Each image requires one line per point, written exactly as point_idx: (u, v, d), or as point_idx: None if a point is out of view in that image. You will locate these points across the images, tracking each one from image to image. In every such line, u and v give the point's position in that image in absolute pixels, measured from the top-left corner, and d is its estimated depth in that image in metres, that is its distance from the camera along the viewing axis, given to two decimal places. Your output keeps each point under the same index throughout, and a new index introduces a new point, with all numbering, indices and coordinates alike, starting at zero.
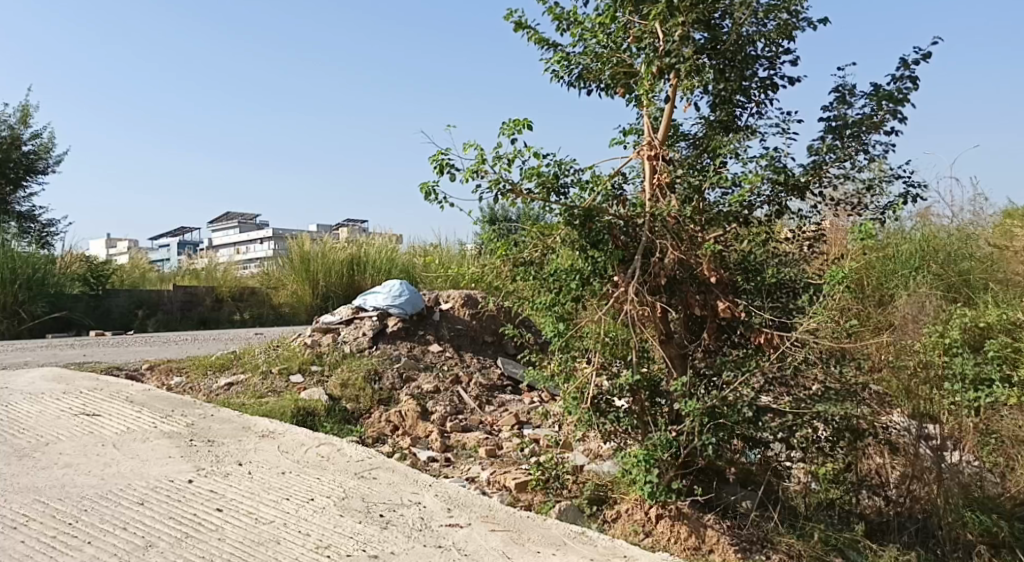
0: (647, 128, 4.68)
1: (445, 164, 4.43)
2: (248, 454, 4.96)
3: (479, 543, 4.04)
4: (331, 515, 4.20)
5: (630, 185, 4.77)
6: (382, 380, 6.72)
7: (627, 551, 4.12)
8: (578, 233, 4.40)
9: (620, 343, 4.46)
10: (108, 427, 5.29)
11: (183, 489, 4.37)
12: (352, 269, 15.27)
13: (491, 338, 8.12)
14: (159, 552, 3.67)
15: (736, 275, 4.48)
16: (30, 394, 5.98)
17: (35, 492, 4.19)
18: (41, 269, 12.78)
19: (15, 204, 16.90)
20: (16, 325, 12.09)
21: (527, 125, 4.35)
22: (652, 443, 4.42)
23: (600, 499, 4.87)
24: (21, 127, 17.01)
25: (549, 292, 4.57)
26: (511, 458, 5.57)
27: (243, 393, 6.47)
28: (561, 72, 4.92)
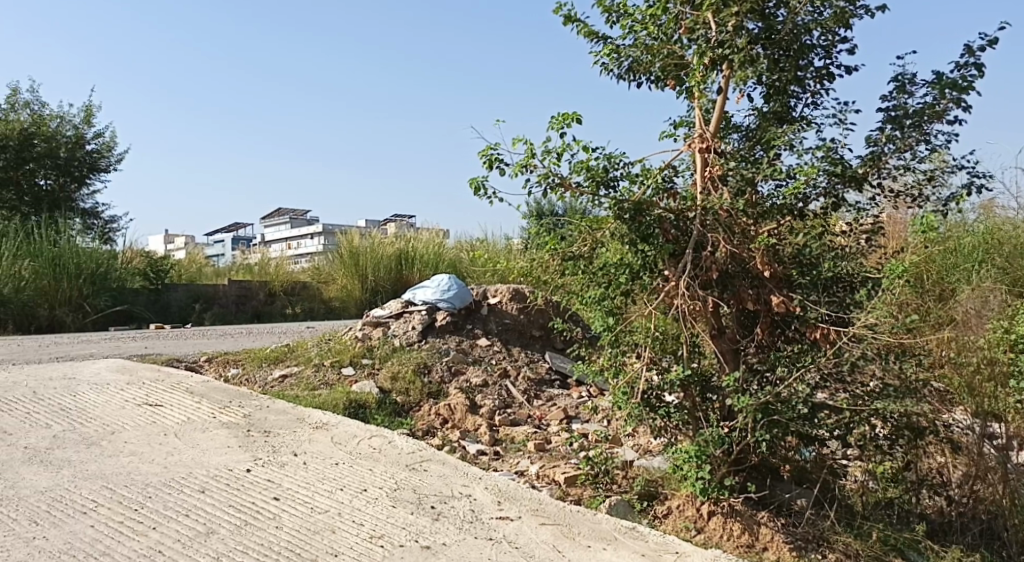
0: (699, 120, 4.67)
1: (494, 159, 4.45)
2: (302, 445, 5.04)
3: (530, 537, 4.05)
4: (384, 506, 4.25)
5: (680, 178, 4.74)
6: (432, 373, 6.78)
7: (679, 547, 4.09)
8: (627, 227, 4.38)
9: (670, 338, 4.50)
10: (169, 417, 5.43)
11: (242, 478, 4.47)
12: (401, 264, 15.47)
13: (539, 333, 8.06)
14: (220, 539, 3.75)
15: (790, 270, 4.39)
16: (96, 384, 6.17)
17: (102, 479, 4.32)
18: (104, 264, 13.11)
19: (80, 201, 17.43)
20: (81, 318, 12.45)
21: (576, 118, 4.35)
22: (704, 439, 4.40)
23: (650, 494, 4.83)
24: (85, 127, 17.50)
25: (599, 286, 4.57)
26: (560, 453, 5.56)
27: (296, 385, 6.58)
28: (610, 65, 4.90)
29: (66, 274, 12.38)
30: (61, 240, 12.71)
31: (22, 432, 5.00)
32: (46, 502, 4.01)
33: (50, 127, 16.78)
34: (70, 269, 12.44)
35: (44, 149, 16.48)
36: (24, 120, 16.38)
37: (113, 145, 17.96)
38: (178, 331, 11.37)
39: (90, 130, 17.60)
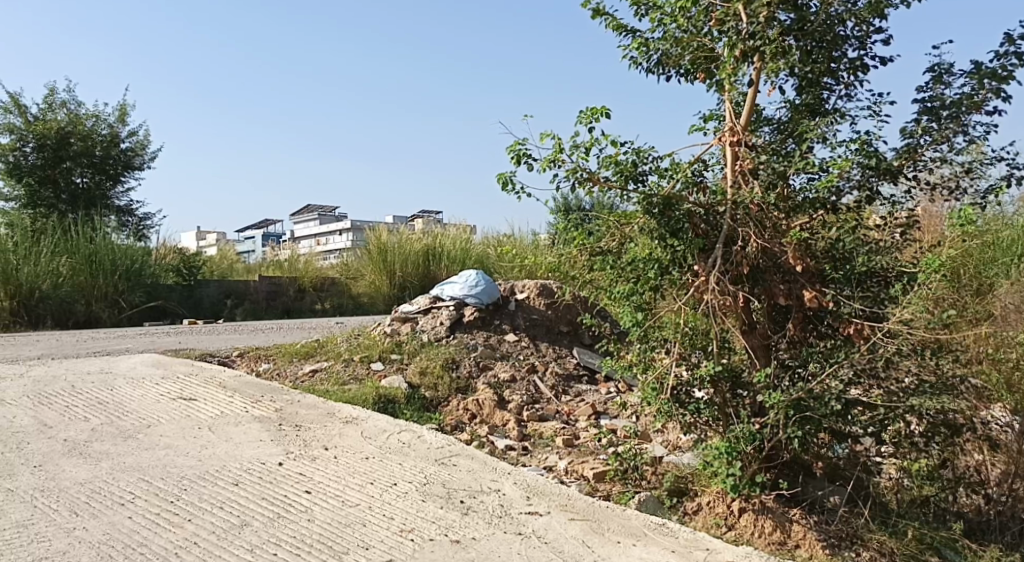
0: (729, 114, 4.62)
1: (522, 154, 4.44)
2: (333, 439, 5.08)
3: (559, 532, 4.05)
4: (414, 500, 4.27)
5: (710, 172, 4.70)
6: (460, 368, 6.80)
7: (710, 544, 4.07)
8: (657, 222, 4.40)
9: (699, 333, 4.43)
10: (203, 411, 5.50)
11: (274, 471, 4.51)
12: (428, 260, 15.49)
13: (566, 328, 8.04)
14: (254, 531, 3.80)
15: (824, 264, 4.37)
16: (132, 378, 6.26)
17: (139, 471, 4.39)
18: (139, 260, 13.29)
19: (115, 198, 17.70)
20: (116, 313, 12.64)
21: (604, 112, 4.33)
22: (734, 435, 4.36)
23: (680, 491, 4.80)
24: (119, 125, 17.72)
25: (627, 281, 4.53)
26: (589, 448, 5.56)
27: (326, 380, 6.63)
28: (639, 58, 4.87)
29: (102, 270, 12.58)
30: (97, 237, 12.88)
31: (61, 424, 5.09)
32: (86, 493, 4.08)
33: (86, 125, 17.00)
34: (105, 265, 12.64)
35: (80, 147, 16.72)
36: (61, 119, 16.57)
37: (147, 143, 18.18)
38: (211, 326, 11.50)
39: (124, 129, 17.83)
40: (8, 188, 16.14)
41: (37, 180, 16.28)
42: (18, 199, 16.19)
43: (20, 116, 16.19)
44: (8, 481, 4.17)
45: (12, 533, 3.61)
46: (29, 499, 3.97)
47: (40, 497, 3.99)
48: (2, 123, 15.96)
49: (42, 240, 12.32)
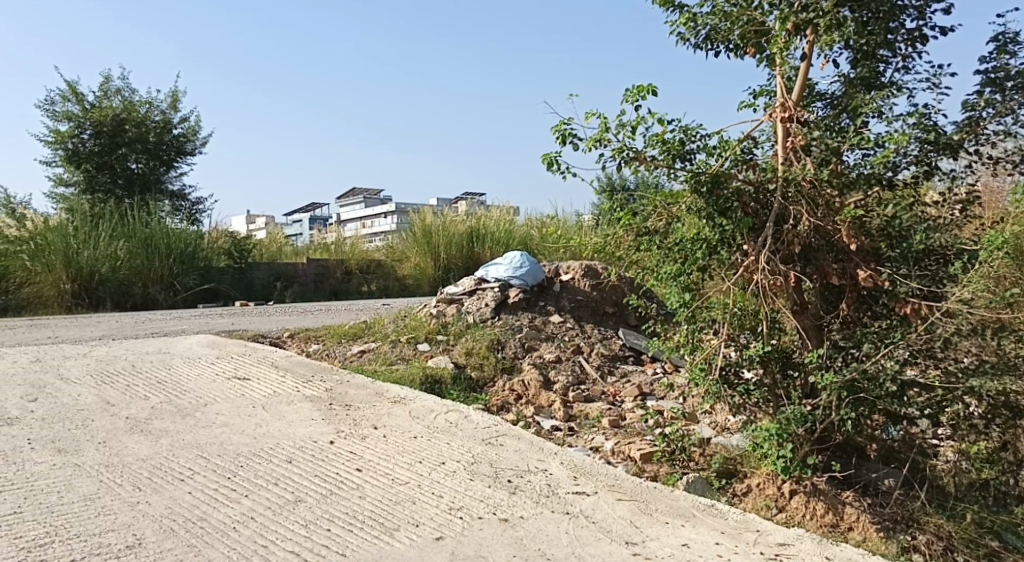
0: (781, 89, 4.54)
1: (567, 134, 4.41)
2: (382, 419, 5.13)
3: (607, 512, 4.05)
4: (462, 478, 4.30)
5: (759, 149, 4.61)
6: (505, 349, 6.81)
7: (760, 525, 4.03)
8: (704, 201, 4.34)
9: (749, 314, 4.43)
10: (257, 390, 5.60)
11: (326, 449, 4.58)
12: (472, 241, 15.58)
13: (612, 309, 7.99)
14: (307, 507, 3.86)
15: (879, 242, 4.24)
16: (188, 358, 6.40)
17: (197, 448, 4.49)
18: (192, 244, 13.54)
19: (169, 183, 18.05)
20: (172, 296, 12.94)
21: (651, 90, 4.27)
22: (785, 417, 4.33)
23: (729, 473, 4.75)
24: (171, 112, 18.01)
25: (674, 262, 4.50)
26: (636, 429, 5.53)
27: (373, 361, 6.70)
28: (687, 34, 4.79)
29: (158, 254, 12.87)
30: (153, 221, 13.15)
31: (122, 403, 5.22)
32: (147, 469, 4.18)
33: (140, 112, 17.31)
34: (161, 249, 12.91)
35: (135, 134, 17.04)
36: (116, 106, 16.87)
37: (198, 129, 18.45)
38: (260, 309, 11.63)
39: (176, 115, 18.11)
40: (66, 175, 16.54)
41: (94, 166, 16.65)
42: (76, 184, 16.59)
43: (77, 104, 16.53)
44: (74, 456, 4.29)
45: (79, 506, 3.72)
46: (95, 473, 4.08)
47: (105, 472, 4.11)
48: (61, 111, 16.32)
49: (101, 224, 12.59)
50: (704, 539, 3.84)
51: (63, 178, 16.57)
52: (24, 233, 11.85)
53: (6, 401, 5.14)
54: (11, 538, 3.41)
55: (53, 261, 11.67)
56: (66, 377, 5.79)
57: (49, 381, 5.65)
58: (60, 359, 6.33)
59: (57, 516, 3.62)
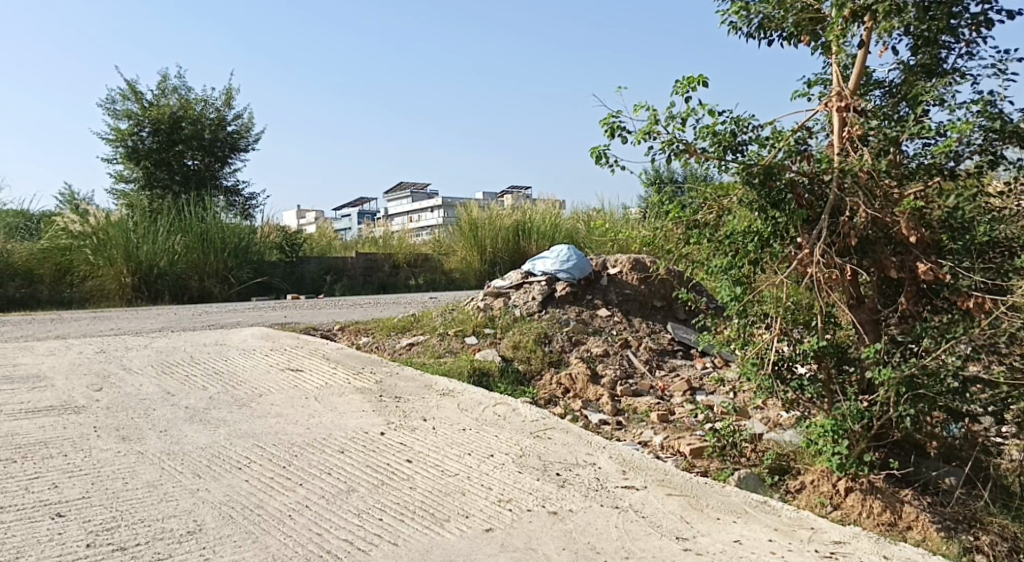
0: (837, 78, 4.43)
1: (616, 127, 4.37)
2: (431, 411, 5.15)
3: (657, 507, 4.01)
4: (511, 471, 4.30)
5: (814, 139, 4.51)
6: (553, 343, 6.79)
7: (815, 523, 3.96)
8: (757, 192, 4.24)
9: (802, 308, 4.33)
10: (309, 381, 5.67)
11: (377, 440, 4.62)
12: (518, 235, 15.60)
13: (660, 303, 7.89)
14: (360, 496, 3.90)
15: (940, 235, 4.08)
16: (243, 350, 6.51)
17: (253, 437, 4.56)
18: (245, 239, 13.76)
19: (223, 179, 18.36)
20: (226, 289, 13.19)
21: (702, 81, 4.20)
22: (841, 414, 4.27)
23: (782, 469, 4.69)
24: (226, 109, 18.32)
25: (725, 255, 4.44)
26: (685, 424, 5.47)
27: (422, 354, 6.74)
28: (740, 22, 4.72)
29: (213, 249, 13.11)
30: (208, 216, 13.39)
31: (181, 393, 5.33)
32: (207, 457, 4.26)
33: (196, 110, 17.64)
34: (216, 244, 13.17)
35: (191, 131, 17.34)
36: (173, 104, 17.20)
37: (251, 125, 18.71)
38: (240, 305, 10.74)
39: (230, 113, 18.41)
40: (126, 172, 16.92)
41: (152, 162, 17.03)
42: (135, 181, 16.97)
43: (136, 102, 16.90)
44: (137, 444, 4.39)
45: (143, 493, 3.80)
46: (157, 461, 4.17)
47: (166, 460, 4.19)
48: (121, 110, 16.72)
49: (159, 219, 12.87)
50: (758, 536, 3.78)
51: (123, 175, 16.97)
52: (87, 228, 12.17)
53: (73, 390, 5.28)
54: (79, 521, 3.50)
55: (114, 255, 11.98)
56: (128, 367, 5.94)
57: (112, 371, 5.79)
58: (122, 350, 6.49)
59: (122, 501, 3.70)
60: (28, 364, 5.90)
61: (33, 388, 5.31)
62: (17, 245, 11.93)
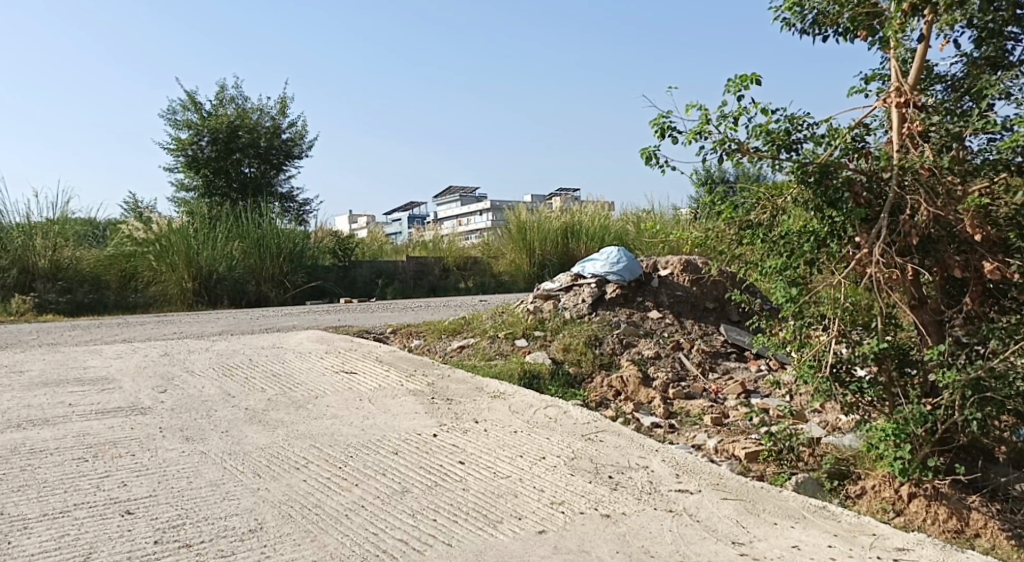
0: (896, 73, 4.28)
1: (666, 128, 4.32)
2: (483, 413, 5.16)
3: (712, 511, 3.95)
4: (563, 473, 4.28)
5: (872, 136, 4.41)
6: (604, 345, 6.74)
7: (877, 529, 3.86)
8: (812, 192, 4.17)
9: (861, 309, 4.27)
10: (363, 383, 5.72)
11: (430, 442, 4.63)
12: (567, 237, 15.60)
13: (713, 305, 7.78)
14: (414, 498, 3.91)
15: (1007, 232, 3.93)
16: (300, 352, 6.60)
17: (310, 438, 4.61)
18: (300, 244, 13.93)
19: (278, 186, 18.69)
20: (282, 293, 13.42)
21: (756, 80, 4.13)
22: (903, 417, 4.15)
23: (841, 474, 4.58)
24: (281, 117, 18.63)
25: (780, 255, 4.34)
26: (740, 427, 5.39)
27: (473, 356, 6.77)
28: (793, 19, 4.69)
29: (270, 253, 13.33)
30: (265, 222, 13.62)
31: (241, 394, 5.42)
32: (266, 457, 4.32)
33: (253, 118, 17.97)
34: (272, 249, 13.38)
35: (248, 139, 17.66)
36: (231, 113, 17.56)
37: (305, 133, 19.00)
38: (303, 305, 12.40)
39: (285, 121, 18.72)
40: (187, 180, 17.35)
41: (211, 170, 17.42)
42: (196, 189, 17.38)
43: (196, 112, 17.29)
44: (201, 444, 4.48)
45: (207, 491, 3.87)
46: (220, 461, 4.25)
47: (228, 459, 4.27)
48: (181, 120, 17.12)
49: (218, 225, 13.15)
50: (816, 541, 3.70)
51: (184, 183, 17.40)
52: (150, 235, 12.49)
53: (139, 392, 5.41)
54: (147, 519, 3.57)
55: (176, 261, 12.29)
56: (190, 369, 6.06)
57: (175, 373, 5.92)
58: (184, 353, 6.62)
59: (187, 500, 3.77)
60: (96, 367, 6.06)
61: (101, 390, 5.45)
62: (86, 253, 12.31)
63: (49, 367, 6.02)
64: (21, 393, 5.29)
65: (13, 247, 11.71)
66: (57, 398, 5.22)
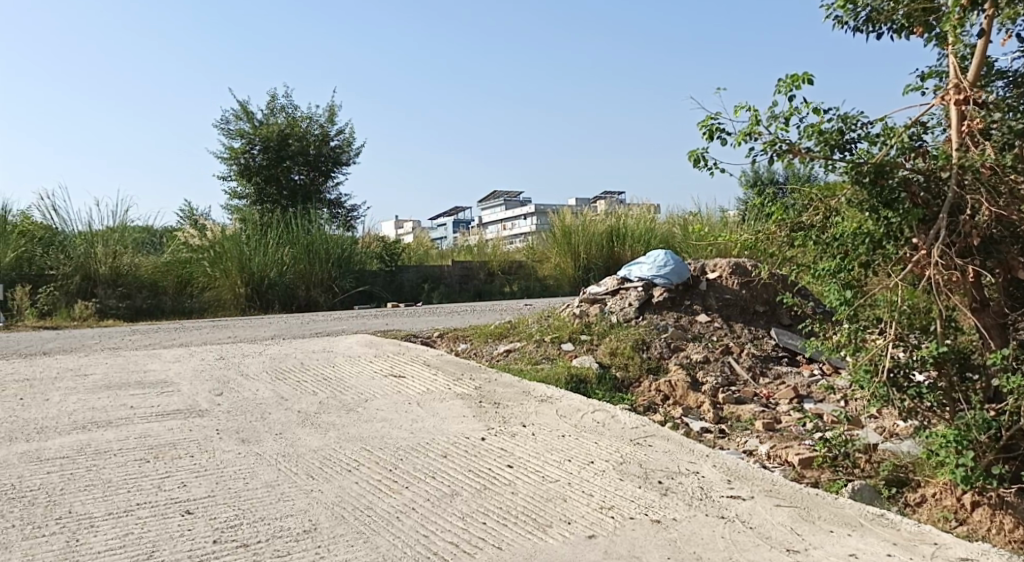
0: (954, 70, 4.17)
1: (714, 129, 4.26)
2: (530, 417, 5.14)
3: (765, 518, 3.88)
4: (612, 478, 4.24)
5: (929, 135, 4.29)
6: (651, 349, 6.68)
7: (938, 538, 3.74)
8: (867, 192, 4.05)
9: (920, 312, 4.12)
10: (412, 387, 5.74)
11: (478, 445, 4.63)
12: (612, 240, 15.52)
13: (763, 308, 7.65)
14: (463, 501, 3.91)
15: None
16: (349, 357, 6.66)
17: (361, 441, 4.65)
18: (348, 249, 14.07)
19: (327, 193, 18.91)
20: (331, 298, 13.56)
21: (807, 79, 4.06)
22: (965, 423, 4.06)
23: (899, 481, 4.48)
24: (329, 125, 18.87)
25: (833, 258, 4.25)
26: (792, 433, 5.30)
27: (519, 360, 6.76)
28: (845, 17, 4.58)
29: (319, 259, 13.48)
30: (313, 228, 13.78)
31: (293, 397, 5.49)
32: (319, 459, 4.36)
33: (302, 126, 18.21)
34: (321, 254, 13.53)
35: (297, 148, 17.92)
36: (281, 122, 17.85)
37: (352, 140, 19.20)
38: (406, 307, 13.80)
39: (333, 129, 18.96)
40: (239, 189, 17.67)
41: (262, 178, 17.77)
42: (248, 197, 17.70)
43: (247, 122, 17.61)
44: (256, 446, 4.53)
45: (263, 492, 3.92)
46: (275, 462, 4.30)
47: (283, 461, 4.32)
48: (234, 129, 17.45)
49: (269, 231, 13.35)
50: (874, 550, 3.61)
51: (236, 192, 17.73)
52: (204, 241, 12.75)
53: (196, 395, 5.51)
54: (206, 519, 3.62)
55: (229, 267, 12.53)
56: (244, 373, 6.15)
57: (230, 377, 6.01)
58: (238, 356, 6.73)
59: (244, 500, 3.82)
60: (155, 370, 6.19)
61: (161, 392, 5.56)
62: (144, 259, 12.61)
63: (111, 371, 6.16)
64: (85, 396, 5.42)
65: (76, 254, 12.05)
66: (119, 400, 5.34)
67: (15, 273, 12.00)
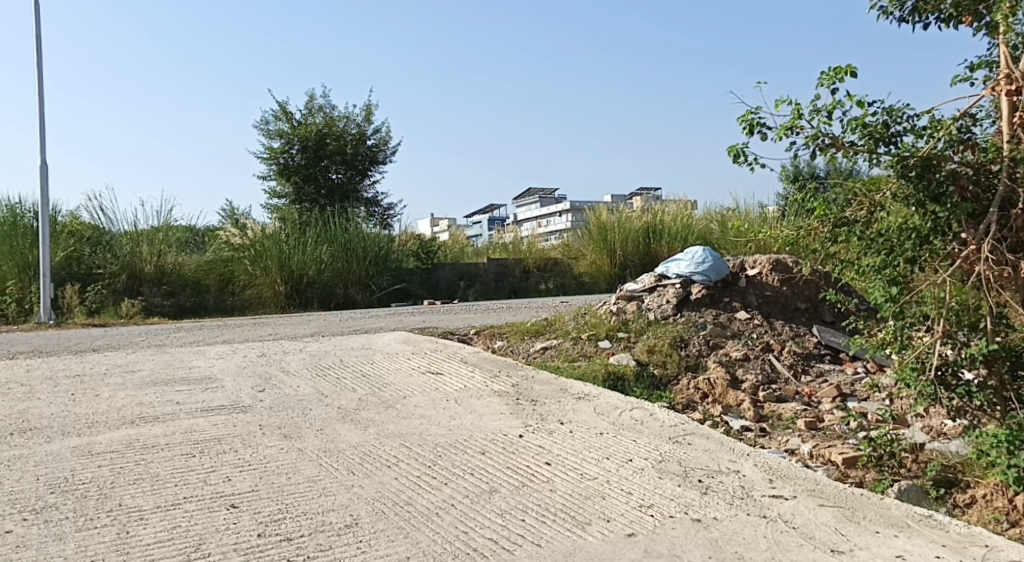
0: (1006, 59, 4.05)
1: (755, 124, 4.20)
2: (568, 415, 5.11)
3: (808, 518, 3.81)
4: (651, 476, 4.20)
5: (979, 127, 4.18)
6: (690, 346, 6.61)
7: (989, 540, 3.63)
8: (913, 186, 3.96)
9: (969, 309, 4.03)
10: (450, 384, 5.75)
11: (516, 442, 4.61)
12: (649, 239, 15.52)
13: (804, 305, 7.54)
14: (501, 497, 3.90)
15: None
16: (387, 354, 6.68)
17: (400, 437, 4.66)
18: (385, 247, 14.13)
19: (365, 191, 19.02)
20: (369, 295, 13.66)
21: (850, 72, 3.98)
22: (1017, 423, 3.98)
23: (947, 482, 4.39)
24: (366, 124, 19.00)
25: (878, 253, 4.15)
26: (835, 432, 5.21)
27: (557, 357, 6.72)
28: (891, 8, 4.49)
29: (357, 257, 13.58)
30: (351, 226, 13.85)
31: (333, 394, 5.52)
32: (359, 455, 4.38)
33: (340, 126, 18.33)
34: (359, 252, 13.63)
35: (335, 147, 18.07)
36: (319, 121, 18.01)
37: (390, 140, 19.32)
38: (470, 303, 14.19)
39: (370, 128, 19.08)
40: (279, 188, 17.89)
41: (301, 178, 17.99)
42: (287, 197, 17.90)
43: (286, 122, 17.80)
44: (297, 441, 4.57)
45: (305, 487, 3.94)
46: (316, 458, 4.33)
47: (323, 457, 4.34)
48: (274, 129, 17.66)
49: (308, 229, 13.48)
50: (922, 551, 3.52)
51: (276, 192, 17.95)
52: (246, 240, 12.93)
53: (240, 390, 5.57)
54: (250, 513, 3.66)
55: (269, 265, 12.68)
56: (286, 369, 6.21)
57: (272, 373, 6.07)
58: (280, 353, 6.80)
59: (286, 495, 3.85)
60: (200, 367, 6.28)
61: (205, 388, 5.63)
62: (187, 258, 12.82)
63: (158, 367, 6.26)
64: (132, 391, 5.51)
65: (122, 254, 12.31)
66: (164, 395, 5.43)
67: (65, 272, 12.29)
